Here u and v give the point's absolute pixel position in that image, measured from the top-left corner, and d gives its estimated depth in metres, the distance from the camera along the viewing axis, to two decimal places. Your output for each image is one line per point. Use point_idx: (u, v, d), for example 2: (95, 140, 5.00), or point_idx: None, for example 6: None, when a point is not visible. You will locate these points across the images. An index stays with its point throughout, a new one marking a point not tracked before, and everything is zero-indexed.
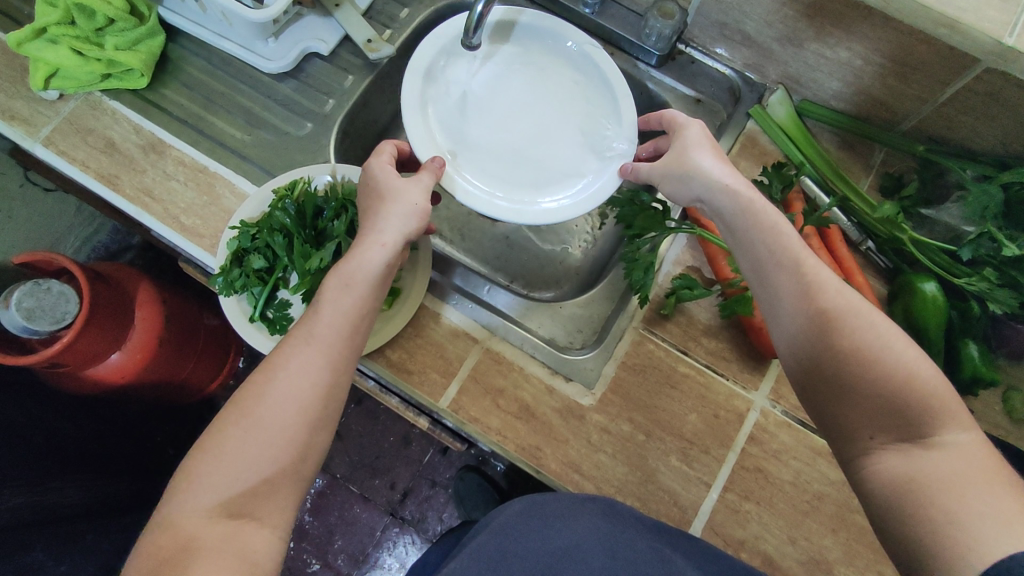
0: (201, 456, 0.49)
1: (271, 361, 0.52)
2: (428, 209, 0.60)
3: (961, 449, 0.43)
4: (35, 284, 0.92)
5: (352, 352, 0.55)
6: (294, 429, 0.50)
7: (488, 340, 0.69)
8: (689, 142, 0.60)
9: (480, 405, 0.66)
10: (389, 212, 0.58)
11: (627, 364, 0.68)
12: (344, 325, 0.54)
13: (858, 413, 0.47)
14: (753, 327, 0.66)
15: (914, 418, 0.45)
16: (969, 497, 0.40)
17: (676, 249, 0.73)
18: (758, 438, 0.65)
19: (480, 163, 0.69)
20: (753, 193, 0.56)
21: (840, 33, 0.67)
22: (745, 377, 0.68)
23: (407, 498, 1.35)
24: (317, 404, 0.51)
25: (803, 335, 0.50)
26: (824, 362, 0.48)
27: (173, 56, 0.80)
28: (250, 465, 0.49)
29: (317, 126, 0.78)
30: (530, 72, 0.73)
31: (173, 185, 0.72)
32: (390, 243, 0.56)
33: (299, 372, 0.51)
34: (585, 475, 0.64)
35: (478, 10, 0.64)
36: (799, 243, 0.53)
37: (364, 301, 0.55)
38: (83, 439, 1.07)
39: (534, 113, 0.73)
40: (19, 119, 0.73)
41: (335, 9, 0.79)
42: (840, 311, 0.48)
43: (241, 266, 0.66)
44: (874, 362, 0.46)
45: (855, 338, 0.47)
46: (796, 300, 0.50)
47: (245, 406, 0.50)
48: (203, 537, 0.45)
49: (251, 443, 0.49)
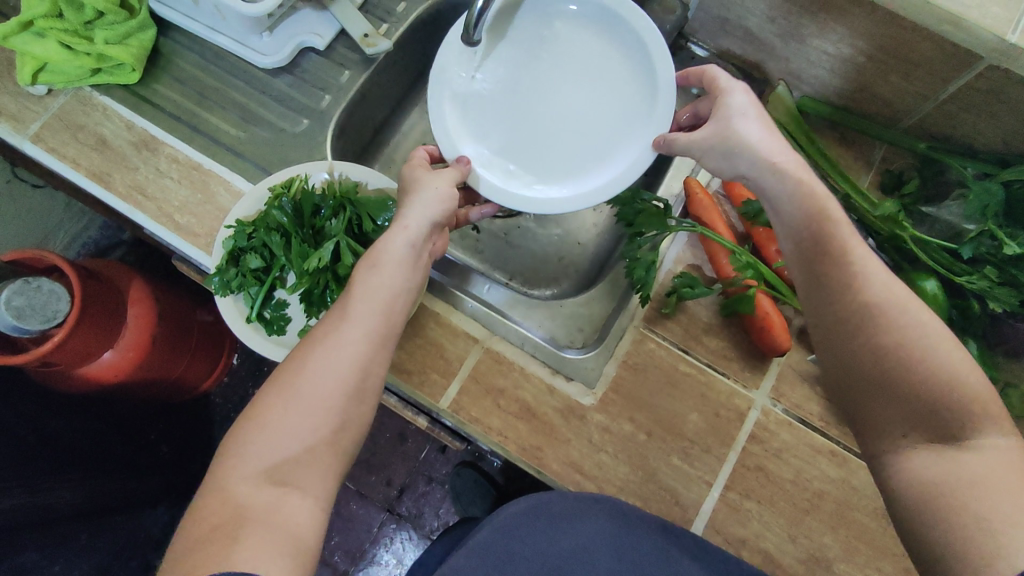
0: (244, 427, 0.47)
1: (310, 339, 0.50)
2: (455, 195, 0.59)
3: (998, 453, 0.43)
4: (24, 282, 0.91)
5: (393, 329, 0.53)
6: (335, 399, 0.48)
7: (487, 339, 0.68)
8: (734, 110, 0.58)
9: (480, 405, 0.65)
10: (415, 200, 0.57)
11: (628, 363, 0.67)
12: (382, 300, 0.52)
13: (890, 406, 0.48)
14: (754, 325, 0.66)
15: (951, 416, 0.45)
16: (1000, 505, 0.41)
17: (676, 248, 0.72)
18: (759, 437, 0.65)
19: (543, 167, 0.67)
20: (798, 165, 0.54)
21: (843, 29, 0.67)
22: (746, 376, 0.67)
23: (403, 494, 1.35)
24: (357, 377, 0.49)
25: (843, 328, 0.50)
26: (865, 357, 0.48)
27: (164, 50, 0.78)
28: (293, 434, 0.46)
29: (313, 122, 0.76)
30: (542, 39, 0.67)
31: (166, 183, 0.71)
32: (413, 226, 0.55)
33: (339, 347, 0.49)
34: (587, 475, 0.64)
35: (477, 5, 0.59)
36: (850, 233, 0.51)
37: (398, 278, 0.53)
38: (76, 437, 1.07)
39: (550, 82, 0.67)
40: (7, 115, 0.72)
41: (330, 2, 0.77)
42: (890, 308, 0.48)
43: (237, 266, 0.65)
44: (921, 362, 0.46)
45: (899, 339, 0.47)
46: (841, 292, 0.49)
47: (284, 379, 0.48)
48: (249, 506, 0.43)
49: (293, 413, 0.47)
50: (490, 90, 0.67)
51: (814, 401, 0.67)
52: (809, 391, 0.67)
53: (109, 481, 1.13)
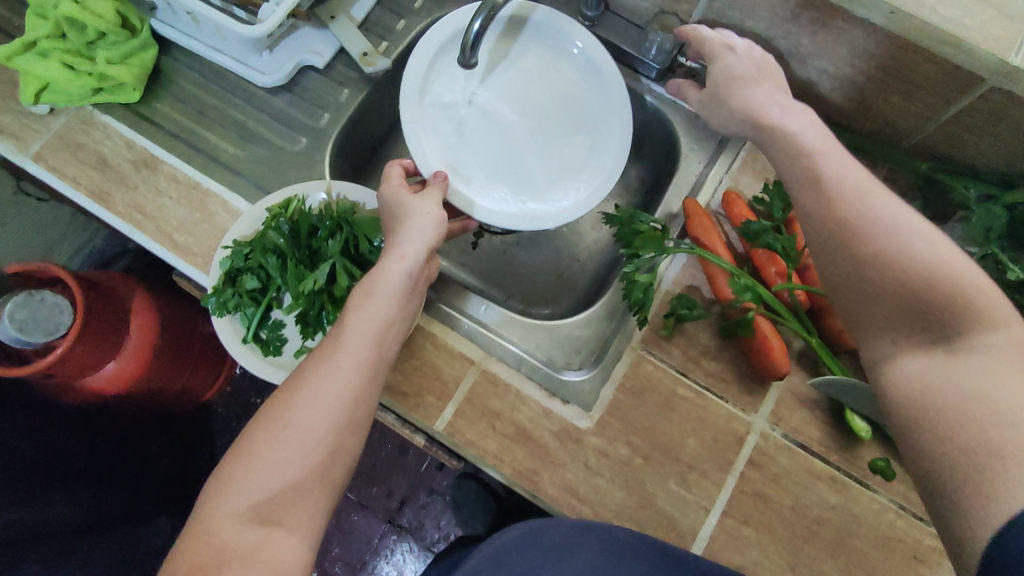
0: (231, 463, 0.46)
1: (300, 371, 0.50)
2: (444, 218, 0.59)
3: (996, 353, 0.40)
4: (28, 296, 1.03)
5: (382, 359, 0.53)
6: (323, 434, 0.47)
7: (484, 361, 0.68)
8: (726, 78, 0.60)
9: (476, 428, 0.65)
10: (409, 227, 0.58)
11: (626, 387, 0.67)
12: (372, 331, 0.52)
13: (885, 317, 0.46)
14: (753, 348, 0.65)
15: (947, 316, 0.42)
16: (995, 411, 0.38)
17: (674, 269, 0.71)
18: (758, 462, 0.64)
19: (529, 184, 0.72)
20: (797, 113, 0.55)
21: (843, 50, 0.66)
22: (744, 399, 0.67)
23: (404, 505, 1.35)
24: (347, 409, 0.49)
25: (825, 246, 0.48)
26: (850, 272, 0.47)
27: (165, 69, 0.79)
28: (279, 469, 0.46)
29: (312, 141, 0.76)
30: (533, 71, 0.74)
31: (165, 203, 0.71)
32: (410, 256, 0.56)
33: (330, 380, 0.49)
34: (583, 499, 0.64)
35: (474, 27, 0.61)
36: (832, 160, 0.50)
37: (390, 309, 0.54)
38: (80, 451, 1.08)
39: (520, 106, 0.73)
40: (9, 134, 0.73)
41: (330, 22, 0.77)
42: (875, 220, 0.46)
43: (234, 286, 0.65)
44: (911, 269, 0.44)
45: (888, 249, 0.44)
46: (820, 210, 0.48)
47: (273, 413, 0.48)
48: (233, 545, 0.43)
49: (280, 447, 0.46)
50: (466, 119, 0.72)
51: (814, 425, 0.66)
52: (810, 415, 0.66)
53: (108, 495, 1.13)
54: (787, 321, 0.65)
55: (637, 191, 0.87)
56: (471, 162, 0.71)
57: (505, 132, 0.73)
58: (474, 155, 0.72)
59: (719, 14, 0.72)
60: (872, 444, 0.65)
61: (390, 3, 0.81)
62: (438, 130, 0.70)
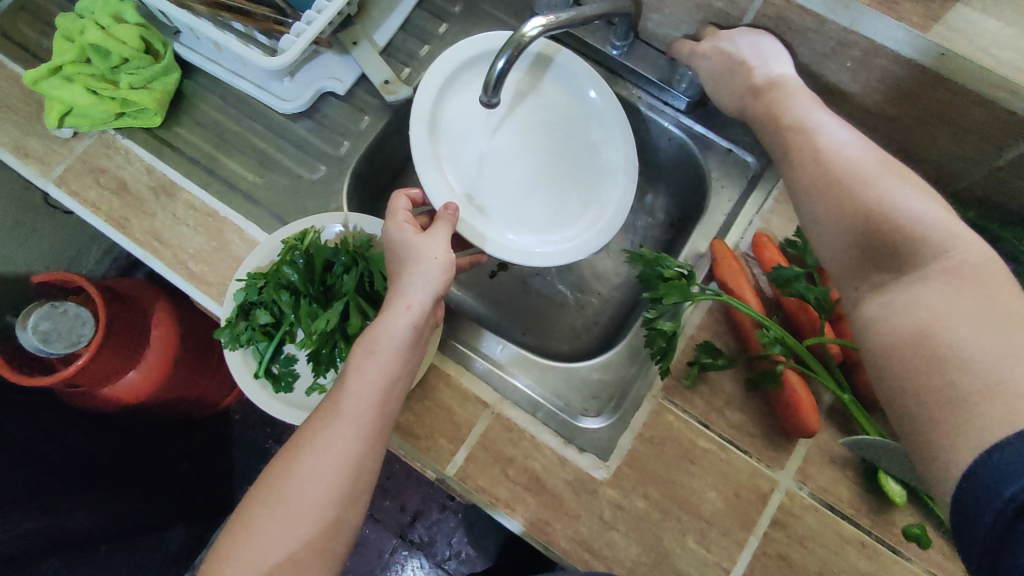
0: (235, 536, 0.50)
1: (300, 439, 0.53)
2: (449, 265, 0.58)
3: (952, 277, 0.42)
4: (52, 308, 1.05)
5: (386, 419, 0.54)
6: (325, 501, 0.50)
7: (498, 404, 0.65)
8: (708, 66, 0.66)
9: (488, 473, 0.63)
10: (412, 276, 0.57)
11: (645, 437, 0.64)
12: (373, 395, 0.53)
13: (860, 262, 0.48)
14: (781, 404, 0.62)
15: (907, 252, 0.45)
16: (949, 332, 0.39)
17: (699, 313, 0.68)
18: (783, 522, 0.61)
19: (544, 216, 0.73)
20: (772, 89, 0.59)
21: (886, 90, 0.63)
22: (771, 455, 0.64)
23: (416, 520, 1.36)
24: (347, 478, 0.51)
25: (804, 204, 0.52)
26: (827, 223, 0.50)
27: (187, 93, 0.78)
28: (283, 535, 0.49)
29: (331, 169, 0.75)
30: (538, 105, 0.74)
31: (182, 230, 0.70)
32: (415, 304, 0.56)
33: (331, 446, 0.51)
34: (596, 554, 0.61)
35: (497, 67, 0.59)
36: (797, 128, 0.55)
37: (392, 365, 0.55)
38: (98, 453, 1.10)
39: (528, 139, 0.74)
40: (33, 157, 0.73)
41: (352, 48, 0.76)
42: (843, 174, 0.50)
43: (247, 320, 0.65)
44: (879, 213, 0.47)
45: (855, 201, 0.48)
46: (799, 172, 0.53)
47: (275, 484, 0.51)
48: None
49: (279, 521, 0.50)
50: (475, 155, 0.72)
51: (845, 485, 0.62)
52: (840, 474, 0.63)
53: (128, 501, 1.13)
54: (818, 375, 0.62)
55: (663, 225, 0.84)
56: (484, 197, 0.72)
57: (515, 165, 0.73)
58: (487, 190, 0.72)
59: None
60: (907, 508, 0.61)
61: (413, 29, 0.79)
62: (448, 169, 0.70)
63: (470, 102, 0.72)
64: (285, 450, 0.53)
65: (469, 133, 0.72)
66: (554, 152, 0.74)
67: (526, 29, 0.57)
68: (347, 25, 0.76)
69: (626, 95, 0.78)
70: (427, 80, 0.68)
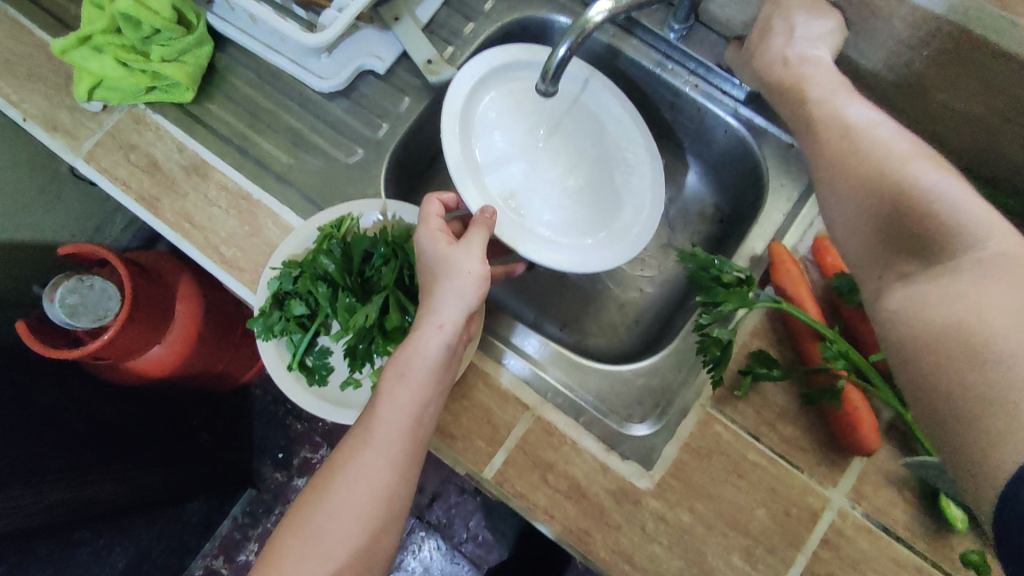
0: (270, 563, 0.51)
1: (333, 466, 0.53)
2: (484, 279, 0.56)
3: (989, 263, 0.41)
4: (79, 281, 1.03)
5: (419, 442, 0.54)
6: (358, 531, 0.51)
7: (539, 407, 0.63)
8: (758, 40, 0.64)
9: (527, 479, 0.61)
10: (445, 293, 0.55)
11: (691, 447, 0.61)
12: (404, 420, 0.53)
13: (885, 245, 0.48)
14: (839, 420, 0.58)
15: (937, 242, 0.44)
16: (991, 318, 0.38)
17: (753, 320, 0.64)
18: (833, 543, 0.59)
19: (584, 221, 0.71)
20: (803, 66, 0.59)
21: (979, 87, 0.57)
22: (823, 471, 0.61)
23: (434, 502, 1.36)
24: (381, 506, 0.52)
25: (835, 183, 0.52)
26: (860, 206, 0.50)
27: (219, 67, 0.75)
28: (316, 566, 0.50)
29: (368, 153, 0.71)
30: (562, 113, 0.73)
31: (214, 213, 0.68)
32: (448, 324, 0.54)
33: (364, 476, 0.52)
34: (636, 566, 0.59)
35: (559, 53, 0.56)
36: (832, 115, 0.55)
37: (424, 388, 0.54)
38: (123, 422, 1.11)
39: (558, 148, 0.73)
40: (62, 131, 0.71)
41: (393, 23, 0.71)
42: (878, 161, 0.50)
43: (281, 309, 0.63)
44: (906, 198, 0.47)
45: (890, 188, 0.48)
46: (830, 158, 0.53)
47: (309, 512, 0.52)
48: None
49: (313, 553, 0.50)
50: (510, 168, 0.71)
51: (901, 507, 0.59)
52: (895, 494, 0.60)
53: (156, 472, 1.13)
54: (881, 392, 0.58)
55: (712, 221, 0.80)
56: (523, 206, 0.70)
57: (548, 175, 0.72)
58: (526, 200, 0.70)
59: None
60: (966, 535, 0.58)
61: (457, 4, 0.75)
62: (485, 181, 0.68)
63: (497, 113, 0.71)
64: (318, 476, 0.53)
65: (501, 144, 0.70)
66: (584, 159, 0.73)
67: (590, 12, 0.53)
68: None
69: (682, 83, 0.73)
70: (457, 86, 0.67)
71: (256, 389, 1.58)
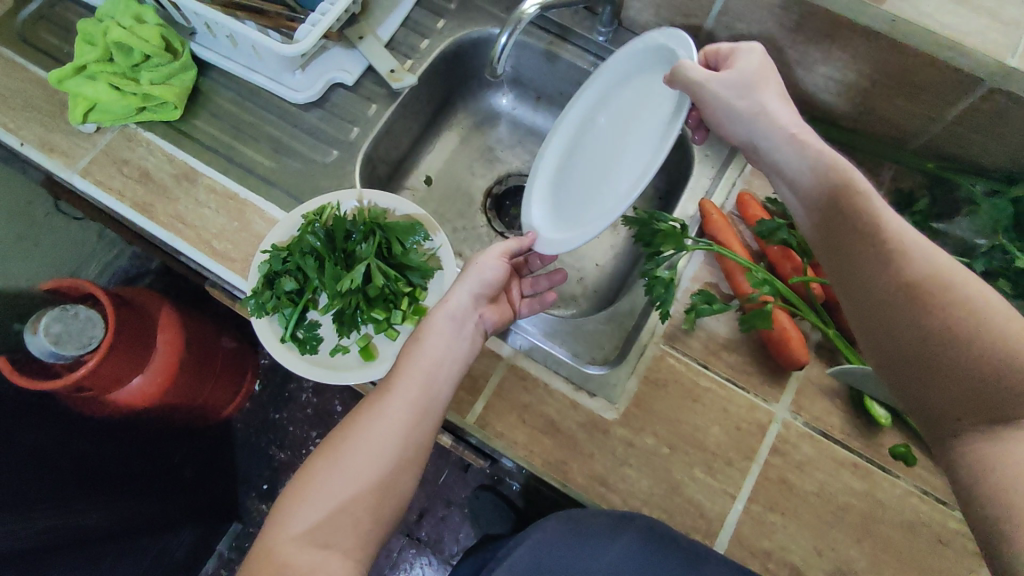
0: (295, 491, 0.55)
1: (355, 415, 0.60)
2: (499, 270, 0.68)
3: None
4: (63, 310, 1.04)
5: (436, 398, 0.61)
6: (375, 464, 0.56)
7: (511, 357, 0.70)
8: (756, 70, 0.65)
9: (506, 420, 0.68)
10: (463, 277, 0.67)
11: (650, 379, 0.69)
12: (422, 374, 0.61)
13: (940, 388, 0.47)
14: (773, 340, 0.67)
15: (1002, 398, 0.44)
16: None
17: (693, 267, 0.74)
18: (781, 449, 0.66)
19: (643, 162, 0.64)
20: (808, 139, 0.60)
21: (846, 57, 0.69)
22: (766, 390, 0.69)
23: (422, 518, 1.41)
24: (397, 447, 0.57)
25: (887, 303, 0.50)
26: (917, 338, 0.48)
27: (203, 89, 0.83)
28: (337, 493, 0.54)
29: (342, 153, 0.80)
30: (604, 124, 0.75)
31: (205, 213, 0.75)
32: (459, 296, 0.65)
33: (383, 419, 0.58)
34: (611, 488, 0.65)
35: (501, 41, 0.65)
36: (877, 217, 0.53)
37: (439, 346, 0.63)
38: (103, 459, 1.10)
39: (611, 144, 0.72)
40: (58, 152, 0.77)
41: (359, 42, 0.82)
42: (938, 290, 0.48)
43: (272, 289, 0.69)
44: (953, 331, 0.46)
45: (944, 315, 0.47)
46: (882, 275, 0.51)
47: (334, 447, 0.57)
48: (294, 561, 0.51)
49: (333, 478, 0.55)
50: (575, 193, 0.73)
51: (835, 413, 0.68)
52: (829, 403, 0.68)
53: (134, 503, 1.14)
54: (804, 313, 0.68)
55: (652, 199, 0.91)
56: (586, 210, 0.68)
57: (608, 169, 0.70)
58: (590, 203, 0.69)
59: (727, 25, 0.75)
60: (891, 431, 0.66)
61: (413, 25, 0.86)
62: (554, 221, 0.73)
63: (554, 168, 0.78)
64: (344, 423, 0.60)
65: (564, 185, 0.75)
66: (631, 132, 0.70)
67: (525, 6, 0.64)
68: (353, 22, 0.83)
69: None
70: (530, 183, 0.78)
71: (237, 423, 1.59)
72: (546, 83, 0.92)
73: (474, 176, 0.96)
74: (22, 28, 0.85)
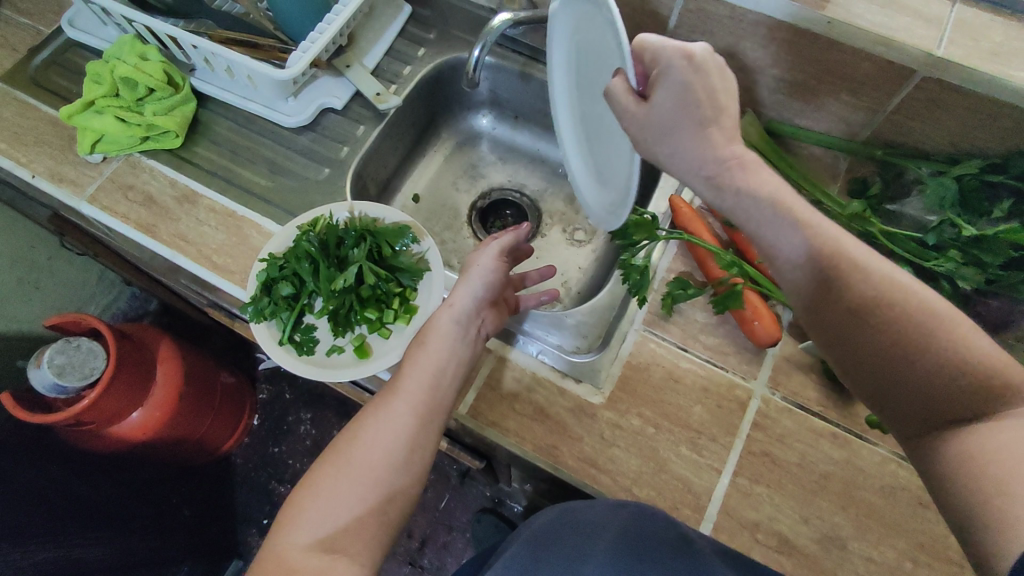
0: (302, 496, 0.57)
1: (356, 427, 0.61)
2: (497, 271, 0.74)
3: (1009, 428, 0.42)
4: (66, 342, 1.03)
5: (439, 402, 0.64)
6: (380, 469, 0.58)
7: (499, 350, 0.74)
8: (682, 95, 0.51)
9: (497, 409, 0.70)
10: (466, 278, 0.72)
11: (632, 363, 0.72)
12: (425, 379, 0.64)
13: (902, 392, 0.46)
14: (745, 319, 0.71)
15: (959, 396, 0.44)
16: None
17: (667, 259, 0.79)
18: (762, 423, 0.69)
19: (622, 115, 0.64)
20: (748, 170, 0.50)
21: (793, 58, 0.76)
22: (744, 368, 0.72)
23: (425, 546, 1.39)
24: (402, 451, 0.59)
25: (839, 320, 0.47)
26: (876, 350, 0.46)
27: (203, 120, 0.89)
28: (345, 501, 0.56)
29: (333, 170, 0.85)
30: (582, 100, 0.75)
31: (205, 230, 0.79)
32: (462, 300, 0.69)
33: (387, 426, 0.60)
34: (601, 469, 0.67)
35: (473, 55, 0.73)
36: (819, 238, 0.47)
37: (444, 352, 0.66)
38: (99, 499, 1.08)
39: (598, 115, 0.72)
40: (67, 181, 0.82)
41: (346, 70, 0.88)
42: (890, 306, 0.45)
43: (269, 295, 0.72)
44: (906, 340, 0.44)
45: (894, 326, 0.45)
46: (828, 296, 0.47)
47: (339, 454, 0.59)
48: (302, 570, 0.52)
49: (343, 482, 0.57)
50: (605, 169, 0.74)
51: (811, 388, 0.71)
52: (805, 377, 0.71)
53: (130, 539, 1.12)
54: (772, 292, 0.72)
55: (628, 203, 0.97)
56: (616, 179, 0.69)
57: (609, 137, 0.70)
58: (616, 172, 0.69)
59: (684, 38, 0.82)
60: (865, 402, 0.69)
61: (396, 54, 0.93)
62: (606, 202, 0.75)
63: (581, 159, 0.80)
64: (346, 432, 0.62)
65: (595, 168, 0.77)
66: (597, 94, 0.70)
67: (493, 23, 0.73)
68: (341, 53, 0.89)
69: None
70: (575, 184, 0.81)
71: (235, 458, 1.59)
72: (522, 101, 0.98)
73: (458, 191, 1.02)
74: (35, 73, 0.91)
